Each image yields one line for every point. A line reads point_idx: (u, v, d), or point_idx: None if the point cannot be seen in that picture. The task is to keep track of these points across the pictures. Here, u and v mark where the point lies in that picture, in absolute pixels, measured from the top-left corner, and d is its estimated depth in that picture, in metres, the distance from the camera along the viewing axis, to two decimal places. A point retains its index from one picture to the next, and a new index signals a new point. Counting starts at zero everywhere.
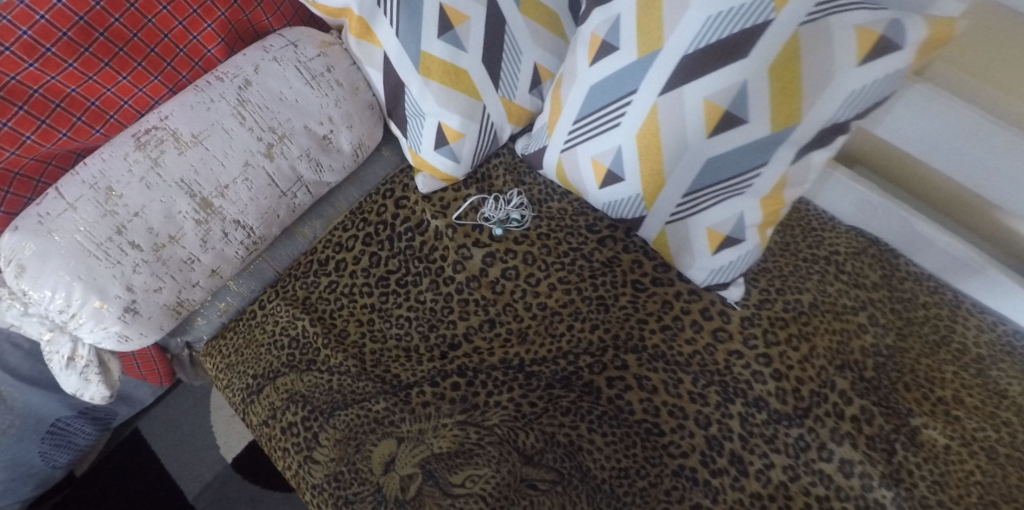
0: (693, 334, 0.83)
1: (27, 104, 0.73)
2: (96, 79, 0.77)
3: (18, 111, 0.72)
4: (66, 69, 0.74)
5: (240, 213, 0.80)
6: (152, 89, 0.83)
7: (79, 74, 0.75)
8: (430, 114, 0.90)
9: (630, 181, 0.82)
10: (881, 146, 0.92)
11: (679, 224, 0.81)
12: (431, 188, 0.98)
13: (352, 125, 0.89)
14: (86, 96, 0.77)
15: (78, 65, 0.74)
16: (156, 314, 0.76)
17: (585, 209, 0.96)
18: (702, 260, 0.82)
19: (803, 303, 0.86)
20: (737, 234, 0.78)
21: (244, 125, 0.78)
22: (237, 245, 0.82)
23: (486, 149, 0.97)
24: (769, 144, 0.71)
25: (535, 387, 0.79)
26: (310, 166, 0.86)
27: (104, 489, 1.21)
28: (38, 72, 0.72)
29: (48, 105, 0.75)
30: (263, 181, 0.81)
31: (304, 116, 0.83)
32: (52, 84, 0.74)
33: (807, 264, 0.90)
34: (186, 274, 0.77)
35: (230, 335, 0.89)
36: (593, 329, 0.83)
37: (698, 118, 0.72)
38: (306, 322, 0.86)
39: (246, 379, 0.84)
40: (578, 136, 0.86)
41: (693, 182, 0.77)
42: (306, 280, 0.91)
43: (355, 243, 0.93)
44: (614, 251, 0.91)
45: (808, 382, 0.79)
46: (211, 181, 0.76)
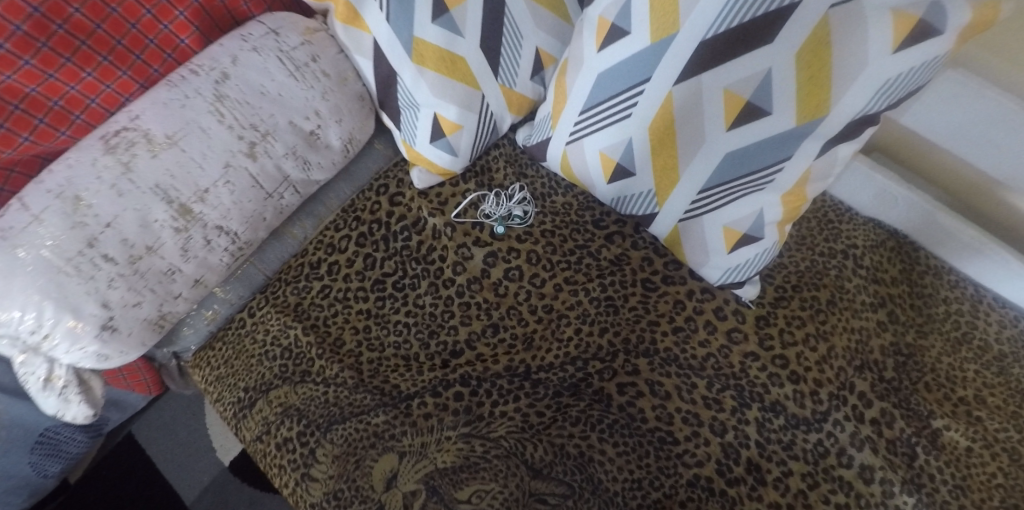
0: (706, 336, 0.79)
1: None
2: (57, 77, 0.69)
3: None
4: (23, 67, 0.66)
5: (223, 218, 0.74)
6: (121, 85, 0.76)
7: (37, 72, 0.67)
8: (425, 104, 0.84)
9: (642, 176, 0.77)
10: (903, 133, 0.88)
11: (694, 221, 0.76)
12: (427, 183, 0.92)
13: (341, 119, 0.83)
14: (47, 95, 0.70)
15: (36, 62, 0.67)
16: (138, 330, 0.71)
17: (590, 203, 0.91)
18: (717, 259, 0.78)
19: (820, 301, 0.82)
20: (755, 232, 0.74)
21: (223, 123, 0.72)
22: (221, 252, 0.76)
23: (485, 140, 0.92)
24: (794, 138, 0.66)
25: (542, 395, 0.75)
26: (296, 164, 0.80)
27: (99, 497, 1.18)
28: None
29: (5, 107, 0.67)
30: (247, 182, 0.75)
31: (288, 110, 0.77)
32: (9, 85, 0.66)
33: (823, 259, 0.86)
34: (167, 285, 0.72)
35: (219, 346, 0.83)
36: (602, 333, 0.79)
37: (717, 109, 0.67)
38: (299, 330, 0.81)
39: (237, 392, 0.79)
40: (585, 127, 0.80)
41: (710, 178, 0.71)
42: (298, 285, 0.86)
43: (348, 243, 0.88)
44: (623, 248, 0.86)
45: (827, 384, 0.76)
46: (189, 185, 0.70)
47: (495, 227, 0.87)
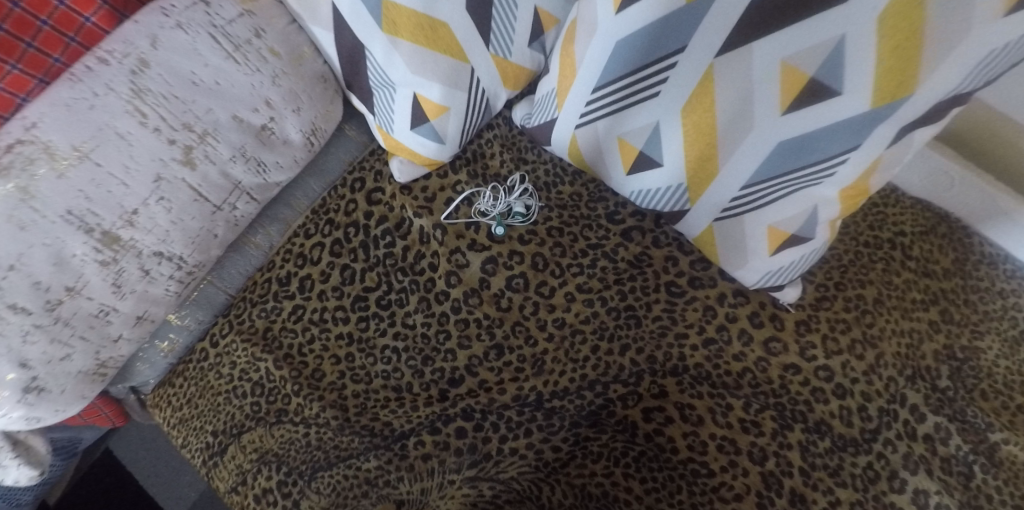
0: (742, 349, 0.69)
1: None
2: None
3: None
4: None
5: (162, 242, 0.61)
6: (13, 83, 0.57)
7: None
8: (402, 84, 0.69)
9: (672, 168, 0.64)
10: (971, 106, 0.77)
11: (732, 221, 0.64)
12: (411, 175, 0.78)
13: (299, 108, 0.68)
14: None
15: None
16: (73, 384, 0.59)
17: (603, 193, 0.78)
18: (758, 261, 0.66)
19: (867, 300, 0.73)
20: (805, 233, 0.62)
21: (147, 124, 0.57)
22: (165, 282, 0.63)
23: (477, 122, 0.77)
24: (865, 124, 0.52)
25: (557, 428, 0.65)
26: (249, 167, 0.65)
27: None
28: None
29: None
30: (186, 196, 0.61)
31: (230, 102, 0.61)
32: None
33: (869, 250, 0.77)
34: (102, 328, 0.59)
35: (179, 383, 0.71)
36: (624, 351, 0.69)
37: (770, 88, 0.54)
38: (270, 363, 0.69)
39: (205, 436, 0.68)
40: (599, 108, 0.66)
41: (756, 172, 0.59)
42: (265, 306, 0.73)
43: (322, 253, 0.75)
44: (643, 246, 0.75)
45: (877, 397, 0.67)
46: (111, 207, 0.56)
47: (493, 228, 0.75)
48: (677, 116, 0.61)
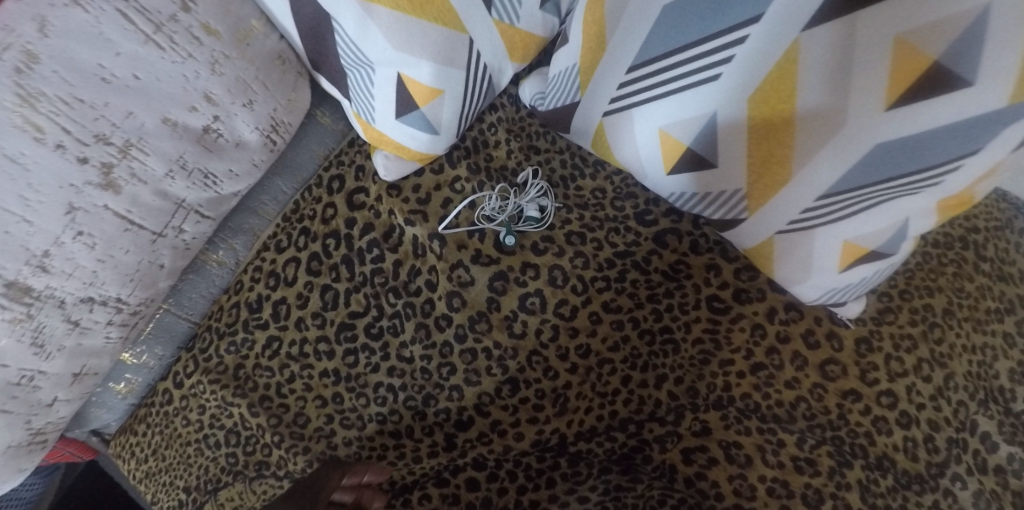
0: (795, 374, 0.60)
1: None
2: None
3: None
4: None
5: (89, 285, 0.48)
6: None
7: None
8: (383, 63, 0.54)
9: (728, 169, 0.51)
10: None
11: (799, 234, 0.52)
12: (399, 173, 0.64)
13: (252, 100, 0.53)
14: None
15: None
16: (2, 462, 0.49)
17: (631, 188, 0.66)
18: (823, 278, 0.55)
19: (936, 311, 0.63)
20: (887, 247, 0.51)
21: (45, 141, 0.41)
22: (103, 330, 0.51)
23: (478, 104, 0.63)
24: (999, 125, 0.39)
25: (584, 476, 0.56)
26: (193, 181, 0.52)
27: None
28: None
29: None
30: (114, 227, 0.47)
31: (158, 102, 0.46)
32: None
33: (938, 251, 0.67)
34: (27, 396, 0.48)
35: (142, 431, 0.61)
36: (660, 383, 0.59)
37: (875, 75, 0.40)
38: (244, 408, 0.59)
39: (177, 493, 0.59)
40: (637, 90, 0.53)
41: (839, 180, 0.46)
42: (234, 339, 0.61)
43: (297, 272, 0.63)
44: (679, 253, 0.63)
45: (945, 426, 0.59)
46: (14, 253, 0.41)
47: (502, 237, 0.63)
48: (742, 106, 0.47)
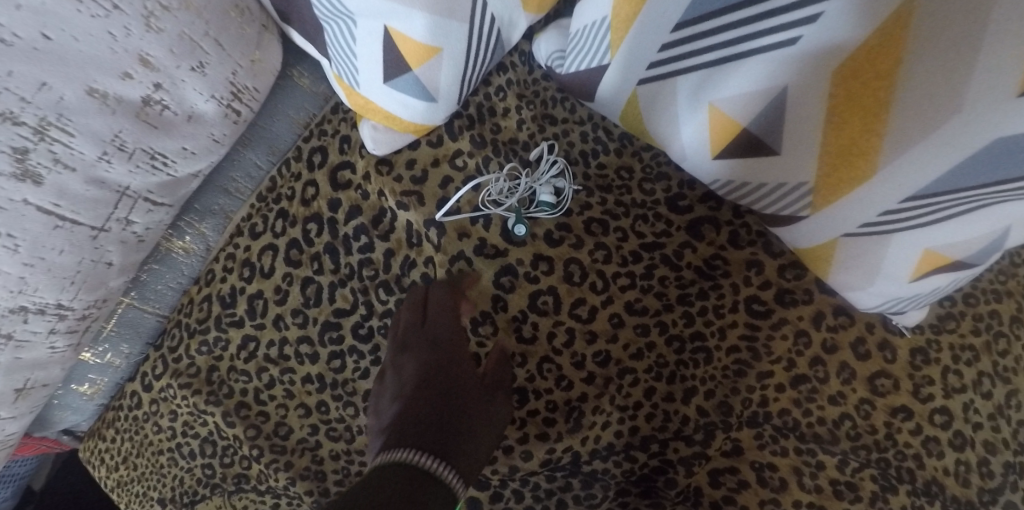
0: (841, 389, 0.53)
1: None
2: None
3: None
4: None
5: (18, 293, 0.39)
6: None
7: None
8: (365, 14, 0.44)
9: (793, 158, 0.42)
10: None
11: (871, 239, 0.43)
12: (390, 146, 0.54)
13: (204, 62, 0.43)
14: None
15: None
16: None
17: (663, 167, 0.56)
18: (889, 287, 0.47)
19: (1002, 318, 0.56)
20: (975, 258, 0.42)
21: None
22: (46, 340, 0.44)
23: (484, 64, 0.52)
24: None
25: (599, 500, 0.52)
26: (137, 164, 0.43)
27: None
28: None
29: None
30: (41, 223, 0.38)
31: (79, 68, 0.36)
32: None
33: (1013, 249, 0.58)
34: None
35: (110, 436, 0.55)
36: (687, 397, 0.53)
37: (1016, 50, 0.29)
38: (219, 417, 0.53)
39: (151, 505, 0.54)
40: (685, 53, 0.42)
41: (937, 181, 0.36)
42: (206, 338, 0.54)
43: (274, 263, 0.55)
44: (716, 246, 0.55)
45: (1001, 449, 0.53)
46: None
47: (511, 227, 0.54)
48: (821, 82, 0.37)
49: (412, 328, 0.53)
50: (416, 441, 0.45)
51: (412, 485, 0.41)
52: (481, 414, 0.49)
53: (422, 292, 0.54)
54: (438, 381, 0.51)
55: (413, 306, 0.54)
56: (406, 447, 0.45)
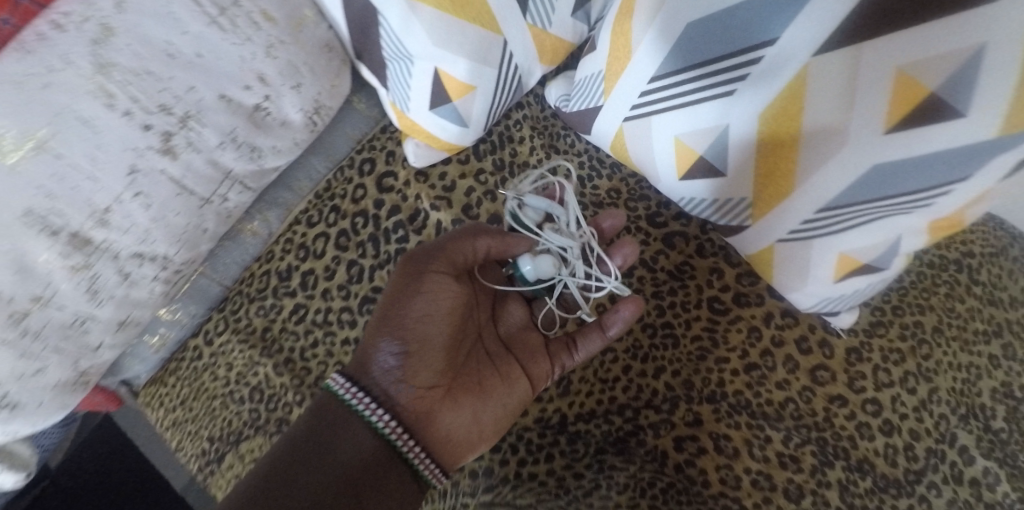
0: (785, 376, 0.64)
1: None
2: None
3: None
4: None
5: (142, 242, 0.53)
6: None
7: None
8: (422, 58, 0.58)
9: (737, 180, 0.55)
10: None
11: (799, 243, 0.56)
12: (427, 159, 0.68)
13: (300, 83, 0.58)
14: None
15: None
16: (52, 396, 0.53)
17: (645, 191, 0.70)
18: (817, 286, 0.59)
19: (925, 328, 0.66)
20: (880, 263, 0.54)
21: (116, 107, 0.47)
22: (149, 284, 0.56)
23: (506, 103, 0.67)
24: (988, 155, 0.43)
25: (581, 454, 0.61)
26: (241, 153, 0.56)
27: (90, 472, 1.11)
28: None
29: None
30: (169, 190, 0.52)
31: (217, 78, 0.52)
32: None
33: (937, 272, 0.69)
34: (78, 338, 0.53)
35: (171, 382, 0.67)
36: (658, 374, 0.63)
37: (877, 102, 0.44)
38: (269, 367, 0.64)
39: (201, 442, 0.64)
40: (655, 101, 0.56)
41: (839, 195, 0.50)
42: (264, 303, 0.66)
43: (327, 246, 0.67)
44: (685, 255, 0.67)
45: (924, 436, 0.63)
46: (79, 205, 0.47)
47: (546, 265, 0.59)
48: (753, 124, 0.51)
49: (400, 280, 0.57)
50: (376, 380, 0.54)
51: (349, 428, 0.52)
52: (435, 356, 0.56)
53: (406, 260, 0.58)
54: (408, 324, 0.55)
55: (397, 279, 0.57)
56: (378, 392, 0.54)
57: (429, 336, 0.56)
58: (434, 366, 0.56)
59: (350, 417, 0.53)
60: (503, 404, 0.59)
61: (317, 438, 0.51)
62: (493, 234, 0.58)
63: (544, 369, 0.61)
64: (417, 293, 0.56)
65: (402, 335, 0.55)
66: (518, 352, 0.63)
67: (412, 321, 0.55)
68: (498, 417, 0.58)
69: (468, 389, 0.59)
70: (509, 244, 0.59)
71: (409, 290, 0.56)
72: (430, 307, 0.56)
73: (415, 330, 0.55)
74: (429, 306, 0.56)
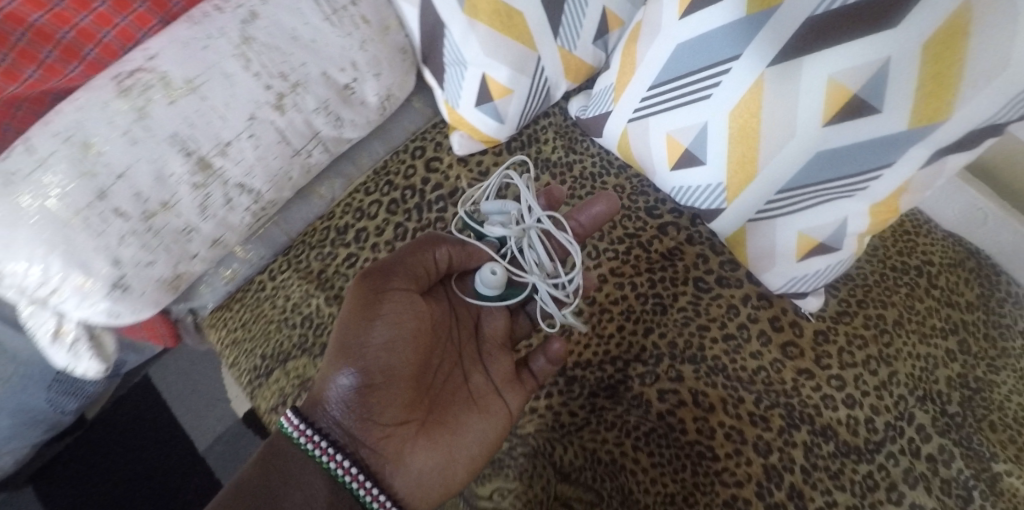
0: (759, 348, 0.73)
1: (12, 52, 0.60)
2: (90, 20, 0.63)
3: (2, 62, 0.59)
4: (53, 8, 0.60)
5: (247, 175, 0.68)
6: (99, 19, 0.64)
7: (69, 13, 0.61)
8: (474, 63, 0.75)
9: (713, 168, 0.68)
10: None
11: (765, 223, 0.68)
12: (468, 149, 0.84)
13: (380, 73, 0.75)
14: (80, 42, 0.64)
15: (67, 3, 0.61)
16: (153, 290, 0.66)
17: (645, 189, 0.83)
18: (784, 265, 0.70)
19: (887, 320, 0.75)
20: (833, 242, 0.65)
21: (250, 69, 0.65)
22: (243, 211, 0.70)
23: (536, 109, 0.83)
24: (902, 145, 0.56)
25: (577, 395, 0.71)
26: (328, 120, 0.72)
27: (121, 426, 1.24)
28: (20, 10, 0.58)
29: (37, 54, 0.62)
30: (273, 137, 0.68)
31: (323, 59, 0.69)
32: (39, 27, 0.60)
33: (900, 274, 0.78)
34: (184, 244, 0.67)
35: (237, 308, 0.80)
36: (647, 333, 0.73)
37: (816, 102, 0.57)
38: (321, 300, 0.76)
39: (254, 359, 0.75)
40: (652, 104, 0.71)
41: (793, 178, 0.63)
42: (323, 250, 0.80)
43: (379, 210, 0.81)
44: (676, 241, 0.79)
45: (884, 412, 0.70)
46: (211, 136, 0.64)
47: (488, 274, 0.65)
48: (724, 121, 0.64)
49: (357, 308, 0.59)
50: (345, 424, 0.56)
51: (302, 468, 0.56)
52: (405, 390, 0.59)
53: (363, 282, 0.61)
54: (376, 359, 0.57)
55: (354, 309, 0.59)
56: (349, 436, 0.56)
57: (397, 368, 0.58)
58: (404, 402, 0.59)
59: (309, 462, 0.56)
60: (482, 436, 0.62)
61: (267, 479, 0.54)
62: (452, 242, 0.66)
63: (522, 397, 0.66)
64: (377, 319, 0.58)
65: (368, 369, 0.57)
66: (494, 385, 0.67)
67: (380, 357, 0.57)
68: (477, 451, 0.62)
69: (441, 423, 0.62)
70: (470, 253, 0.67)
71: (371, 322, 0.58)
72: (393, 336, 0.58)
73: (384, 359, 0.58)
74: (391, 334, 0.58)
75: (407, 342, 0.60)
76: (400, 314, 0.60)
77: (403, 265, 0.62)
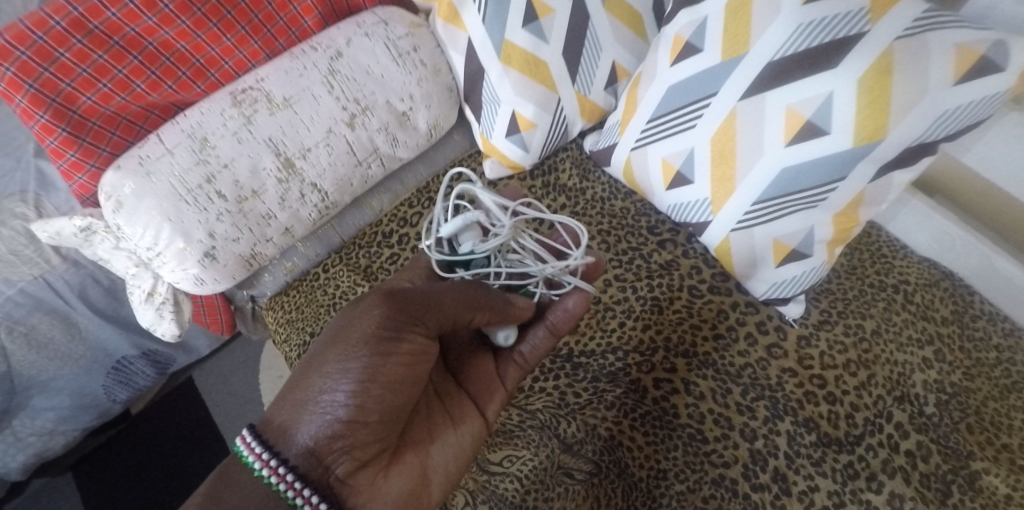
0: (746, 347, 0.81)
1: (159, 70, 0.80)
2: (217, 51, 0.83)
3: (151, 75, 0.79)
4: (194, 40, 0.80)
5: (319, 177, 0.84)
6: (224, 51, 0.84)
7: (204, 45, 0.81)
8: (506, 102, 0.92)
9: (700, 186, 0.81)
10: (997, 194, 0.89)
11: (747, 232, 0.79)
12: (498, 173, 1.00)
13: (430, 105, 0.93)
14: (207, 67, 0.84)
15: (205, 37, 0.80)
16: (232, 264, 0.81)
17: (647, 210, 0.96)
18: (765, 271, 0.81)
19: (866, 329, 0.82)
20: (804, 249, 0.77)
21: (332, 94, 0.83)
22: (311, 207, 0.86)
23: (555, 142, 0.99)
24: (852, 163, 0.69)
25: (581, 378, 0.80)
26: (386, 139, 0.90)
27: (163, 420, 1.34)
28: (171, 39, 0.78)
29: (175, 73, 0.81)
30: (343, 148, 0.85)
31: (388, 90, 0.88)
32: (182, 53, 0.81)
33: (876, 290, 0.87)
34: (263, 229, 0.82)
35: (294, 294, 0.94)
36: (645, 329, 0.83)
37: (778, 128, 0.71)
38: (366, 288, 0.89)
39: (304, 335, 0.88)
40: (650, 135, 0.86)
41: (766, 191, 0.74)
42: (370, 249, 0.94)
43: (420, 219, 0.96)
44: (674, 255, 0.90)
45: (864, 409, 0.76)
46: (296, 143, 0.81)
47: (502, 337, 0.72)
48: (706, 144, 0.78)
49: (366, 340, 0.57)
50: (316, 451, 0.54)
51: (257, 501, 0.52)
52: (391, 420, 0.59)
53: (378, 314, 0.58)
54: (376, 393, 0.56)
55: (362, 340, 0.57)
56: (319, 464, 0.54)
57: (392, 401, 0.58)
58: (381, 433, 0.58)
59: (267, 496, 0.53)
60: (455, 456, 0.65)
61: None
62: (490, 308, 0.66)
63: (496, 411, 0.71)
64: (387, 356, 0.57)
65: (364, 400, 0.56)
66: (472, 397, 0.71)
67: (382, 393, 0.57)
68: (450, 468, 0.64)
69: (411, 447, 0.62)
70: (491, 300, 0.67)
71: (382, 358, 0.57)
72: (396, 371, 0.58)
73: (382, 392, 0.57)
74: (396, 368, 0.58)
75: (406, 378, 0.59)
76: (410, 352, 0.59)
77: (431, 309, 0.61)
